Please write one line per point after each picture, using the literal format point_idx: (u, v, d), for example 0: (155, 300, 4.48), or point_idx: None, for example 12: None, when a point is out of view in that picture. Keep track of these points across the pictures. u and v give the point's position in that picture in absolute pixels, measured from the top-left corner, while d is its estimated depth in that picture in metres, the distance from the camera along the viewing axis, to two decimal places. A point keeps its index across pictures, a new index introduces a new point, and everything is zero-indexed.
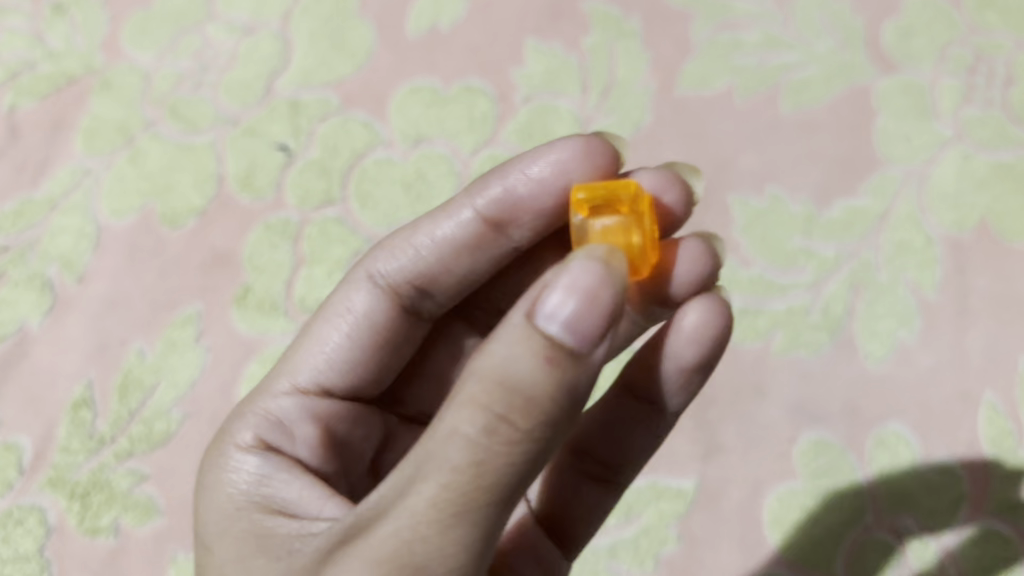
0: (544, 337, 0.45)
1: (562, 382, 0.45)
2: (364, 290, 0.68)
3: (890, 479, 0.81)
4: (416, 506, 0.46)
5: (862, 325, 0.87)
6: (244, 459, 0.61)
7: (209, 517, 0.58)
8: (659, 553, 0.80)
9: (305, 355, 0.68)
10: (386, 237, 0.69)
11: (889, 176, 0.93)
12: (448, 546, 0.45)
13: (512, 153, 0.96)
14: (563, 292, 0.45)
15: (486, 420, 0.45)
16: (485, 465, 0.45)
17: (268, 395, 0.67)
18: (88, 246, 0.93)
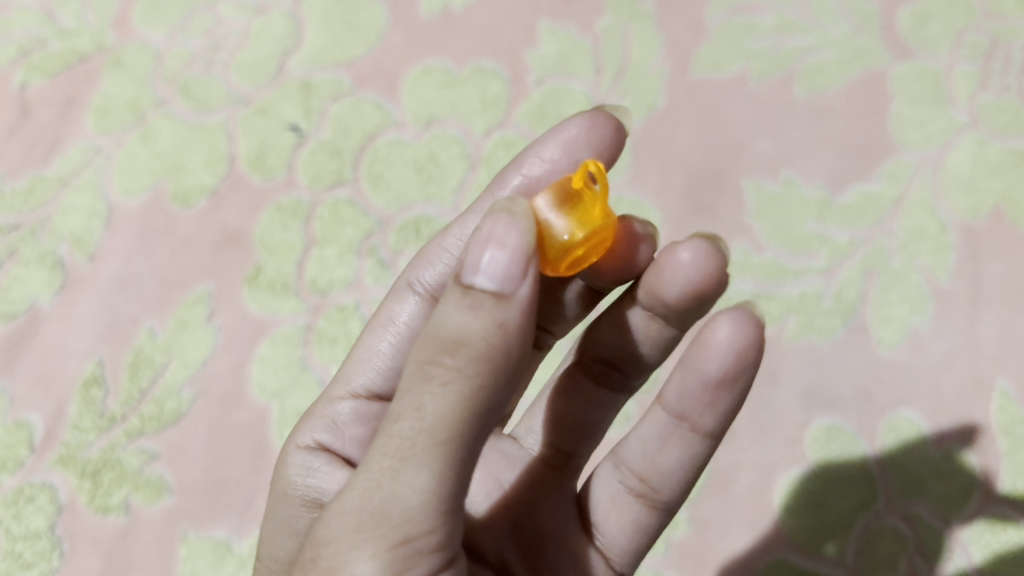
0: (464, 286, 0.43)
1: (485, 323, 0.42)
2: (409, 300, 0.67)
3: (901, 465, 0.81)
4: (379, 459, 0.45)
5: (876, 312, 0.86)
6: (295, 456, 0.64)
7: (275, 509, 0.62)
8: (669, 536, 0.80)
9: (354, 365, 0.67)
10: (426, 246, 0.68)
11: (903, 162, 0.93)
12: (403, 491, 0.44)
13: (524, 134, 0.95)
14: (490, 247, 0.43)
15: (424, 368, 0.44)
16: (426, 412, 0.43)
17: (317, 406, 0.67)
18: (99, 225, 0.93)
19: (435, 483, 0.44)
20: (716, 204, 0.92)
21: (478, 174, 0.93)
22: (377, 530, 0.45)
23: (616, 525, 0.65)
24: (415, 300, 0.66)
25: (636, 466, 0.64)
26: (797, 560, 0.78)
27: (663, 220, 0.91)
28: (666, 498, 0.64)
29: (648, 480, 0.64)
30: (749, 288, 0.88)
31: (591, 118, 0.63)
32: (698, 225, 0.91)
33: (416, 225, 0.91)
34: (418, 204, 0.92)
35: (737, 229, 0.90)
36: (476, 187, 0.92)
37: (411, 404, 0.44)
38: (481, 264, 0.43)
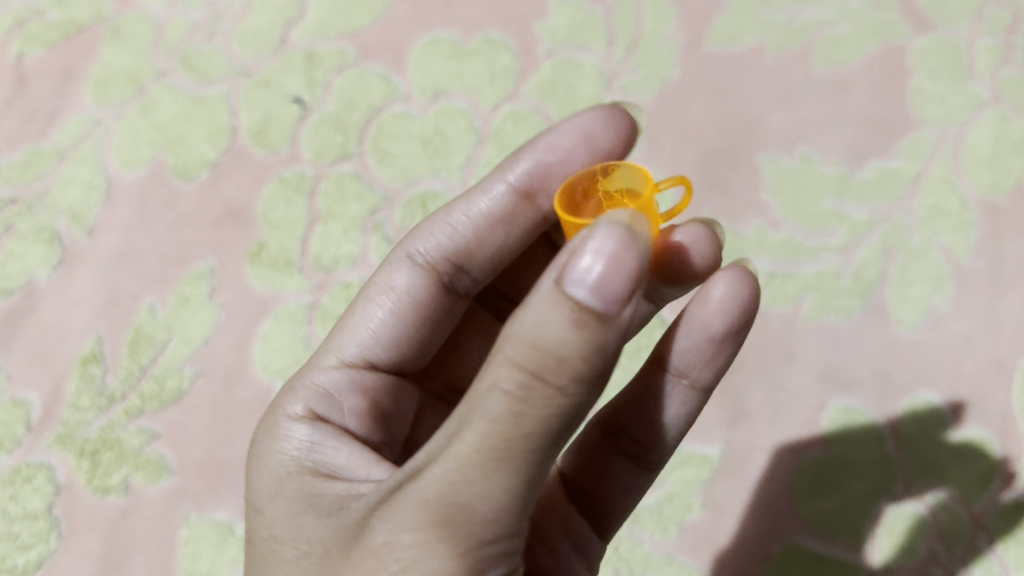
0: (572, 303, 0.42)
1: (592, 344, 0.42)
2: (405, 270, 0.65)
3: (920, 449, 0.78)
4: (455, 454, 0.45)
5: (895, 291, 0.84)
6: (293, 429, 0.57)
7: (262, 481, 0.56)
8: (682, 520, 0.78)
9: (344, 334, 0.64)
10: (424, 218, 0.67)
11: (922, 139, 0.90)
12: (491, 491, 0.44)
13: (534, 108, 0.92)
14: (589, 257, 0.42)
15: (521, 377, 0.43)
16: (523, 419, 0.43)
17: (307, 375, 0.62)
18: (98, 199, 0.91)
19: (520, 482, 0.44)
20: (731, 181, 0.89)
21: (486, 148, 0.91)
22: (460, 526, 0.45)
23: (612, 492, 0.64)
24: (409, 269, 0.65)
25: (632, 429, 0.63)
26: (814, 545, 0.76)
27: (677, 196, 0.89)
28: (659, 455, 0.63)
29: (644, 440, 0.63)
30: (765, 267, 0.85)
31: (610, 109, 0.62)
32: (712, 201, 0.88)
33: (423, 200, 0.88)
34: (425, 179, 0.89)
35: (753, 206, 0.88)
36: (485, 161, 0.90)
37: (505, 408, 0.43)
38: (587, 278, 0.42)
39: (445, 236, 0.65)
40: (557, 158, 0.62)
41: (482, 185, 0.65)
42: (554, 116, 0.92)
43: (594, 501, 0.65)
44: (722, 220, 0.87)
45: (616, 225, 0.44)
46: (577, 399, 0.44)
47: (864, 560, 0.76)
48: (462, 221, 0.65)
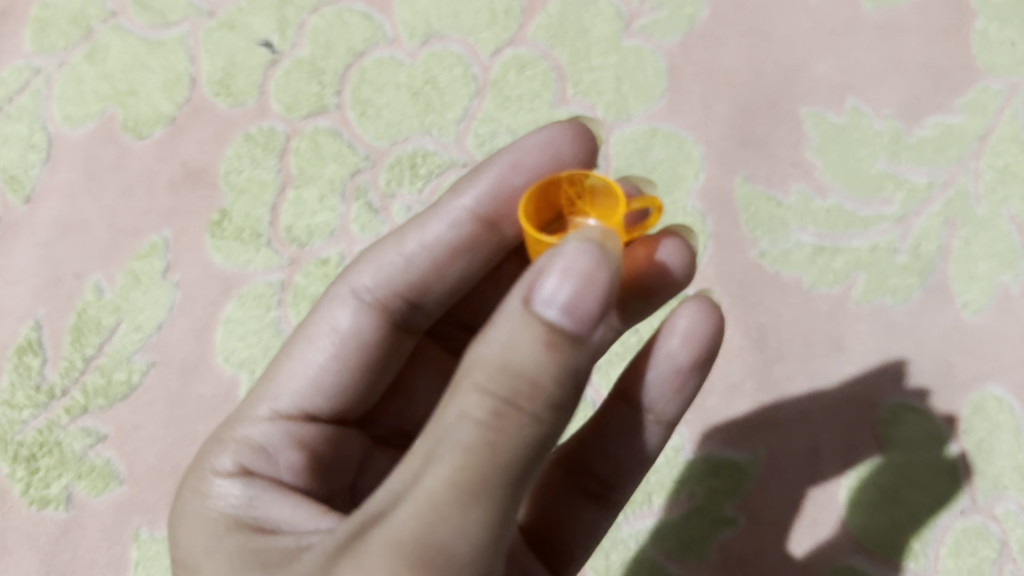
0: (544, 323, 0.37)
1: (567, 365, 0.37)
2: (349, 307, 0.55)
3: (989, 454, 0.67)
4: (423, 495, 0.36)
5: (959, 267, 0.72)
6: (224, 487, 0.48)
7: (190, 546, 0.46)
8: (713, 537, 0.67)
9: (273, 383, 0.54)
10: (368, 248, 0.57)
11: (990, 90, 0.76)
12: (471, 528, 0.36)
13: (541, 53, 0.79)
14: (558, 271, 0.38)
15: (493, 403, 0.37)
16: (499, 453, 0.37)
17: (235, 429, 0.52)
18: (38, 160, 0.78)
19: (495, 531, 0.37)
20: (770, 138, 0.76)
21: (485, 101, 0.78)
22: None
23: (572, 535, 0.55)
24: (353, 306, 0.55)
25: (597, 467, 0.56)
26: (864, 565, 0.66)
27: (706, 156, 0.76)
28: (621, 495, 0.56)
29: (608, 479, 0.56)
30: (809, 240, 0.73)
31: (571, 128, 0.55)
32: (747, 162, 0.76)
33: (411, 161, 0.76)
34: (415, 136, 0.77)
35: (796, 167, 0.75)
36: (483, 115, 0.78)
37: (479, 440, 0.36)
38: (559, 294, 0.37)
39: (394, 267, 0.55)
40: (519, 182, 0.55)
41: (432, 210, 0.55)
42: (564, 63, 0.79)
43: (552, 548, 0.55)
44: (758, 184, 0.75)
45: (581, 239, 0.39)
46: (551, 429, 0.38)
47: None
48: (413, 249, 0.55)
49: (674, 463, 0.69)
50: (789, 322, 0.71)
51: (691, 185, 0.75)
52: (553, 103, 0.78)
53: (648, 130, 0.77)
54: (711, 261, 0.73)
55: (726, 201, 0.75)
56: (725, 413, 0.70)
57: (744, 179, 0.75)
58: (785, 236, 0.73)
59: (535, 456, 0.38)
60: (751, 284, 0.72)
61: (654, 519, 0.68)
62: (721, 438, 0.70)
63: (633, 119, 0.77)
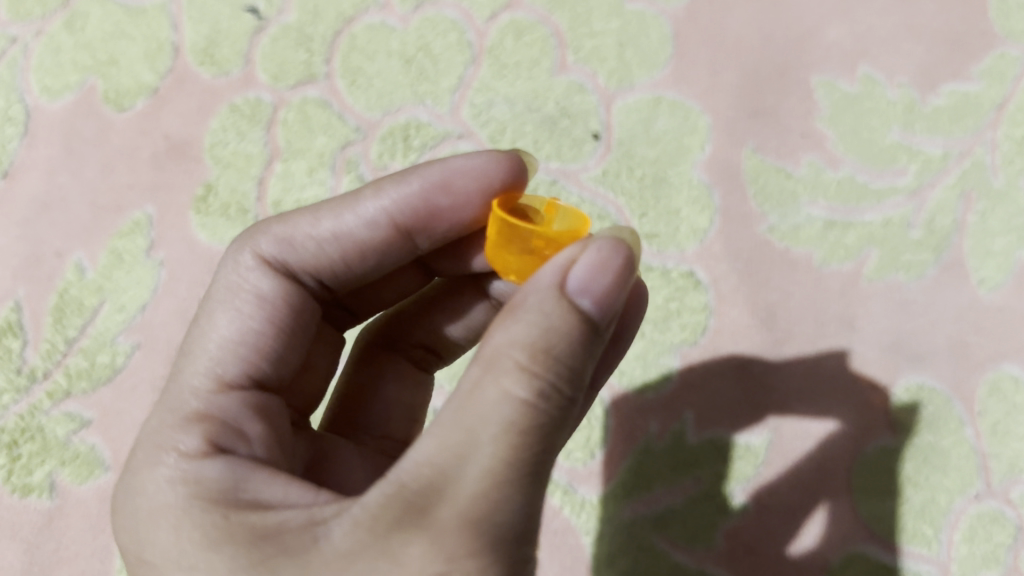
0: (579, 312, 0.38)
1: (594, 351, 0.39)
2: (267, 276, 0.51)
3: (1006, 436, 0.65)
4: (479, 473, 0.36)
5: (975, 242, 0.69)
6: (201, 468, 0.43)
7: (178, 537, 0.41)
8: (719, 525, 0.65)
9: (196, 355, 0.49)
10: (275, 216, 0.53)
11: (1009, 57, 0.73)
12: (522, 503, 0.37)
13: (539, 18, 0.76)
14: (590, 263, 0.39)
15: (540, 385, 0.37)
16: (544, 433, 0.37)
17: (184, 408, 0.47)
18: (16, 133, 0.75)
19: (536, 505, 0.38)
20: (779, 107, 0.73)
21: (481, 69, 0.75)
22: (494, 561, 0.36)
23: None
24: (269, 275, 0.51)
25: None
26: (876, 553, 0.64)
27: (713, 127, 0.73)
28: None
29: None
30: (819, 214, 0.70)
31: (506, 160, 0.51)
32: (755, 132, 0.72)
33: (404, 132, 0.73)
34: (408, 106, 0.74)
35: (806, 138, 0.72)
36: (479, 84, 0.74)
37: (527, 420, 0.36)
38: (591, 285, 0.39)
39: (309, 250, 0.52)
40: (446, 204, 0.51)
41: (345, 201, 0.52)
42: (563, 28, 0.75)
43: None
44: (767, 156, 0.72)
45: (606, 237, 0.41)
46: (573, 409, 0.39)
47: (937, 571, 0.63)
48: (325, 239, 0.52)
49: (679, 447, 0.66)
50: (798, 301, 0.69)
51: (696, 157, 0.72)
52: (553, 70, 0.74)
53: (652, 100, 0.73)
54: (717, 237, 0.70)
55: (733, 173, 0.72)
56: (733, 395, 0.67)
57: (752, 150, 0.72)
58: (794, 210, 0.70)
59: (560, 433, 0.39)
60: (758, 261, 0.70)
61: (656, 504, 0.65)
62: (728, 421, 0.67)
63: (636, 88, 0.74)
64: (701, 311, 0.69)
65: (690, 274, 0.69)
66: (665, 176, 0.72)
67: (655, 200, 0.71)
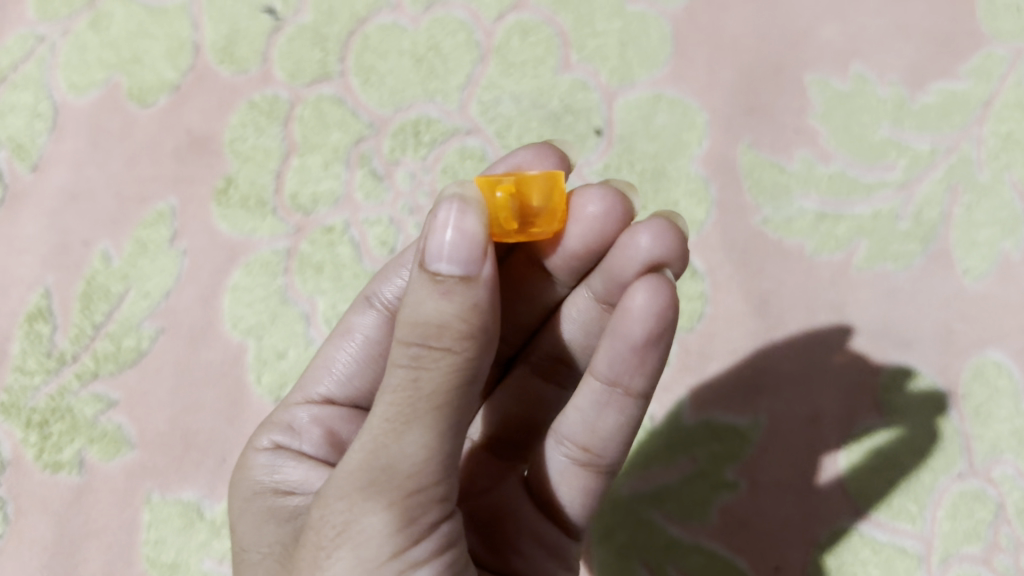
0: (434, 276, 0.41)
1: (464, 305, 0.41)
2: (366, 313, 0.60)
3: (988, 418, 0.68)
4: (371, 429, 0.42)
5: (960, 234, 0.72)
6: (259, 458, 0.55)
7: (237, 505, 0.54)
8: (713, 501, 0.68)
9: (309, 379, 0.60)
10: (389, 261, 0.61)
11: (995, 56, 0.76)
12: (408, 451, 0.41)
13: (544, 19, 0.79)
14: (439, 228, 0.41)
15: (410, 349, 0.41)
16: (420, 389, 0.41)
17: (275, 414, 0.59)
18: (43, 128, 0.78)
19: (434, 447, 0.42)
20: (773, 104, 0.76)
21: (488, 67, 0.78)
22: (381, 497, 0.41)
23: (572, 496, 0.55)
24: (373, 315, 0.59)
25: (574, 437, 0.54)
26: (862, 529, 0.67)
27: (710, 123, 0.76)
28: (614, 461, 0.54)
29: (591, 447, 0.54)
30: (812, 206, 0.73)
31: (537, 155, 0.56)
32: (751, 128, 0.76)
33: (415, 128, 0.76)
34: (418, 103, 0.77)
35: (798, 134, 0.75)
36: (487, 83, 0.78)
37: (402, 382, 0.41)
38: (440, 249, 0.41)
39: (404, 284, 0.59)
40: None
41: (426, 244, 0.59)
42: (568, 28, 0.79)
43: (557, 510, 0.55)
44: (762, 151, 0.75)
45: (463, 195, 0.42)
46: (470, 361, 0.41)
47: (921, 546, 0.66)
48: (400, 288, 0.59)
49: (676, 427, 0.69)
50: (791, 288, 0.72)
51: (695, 152, 0.75)
52: (558, 69, 0.78)
53: (652, 97, 0.77)
54: (714, 228, 0.73)
55: (730, 167, 0.75)
56: (728, 378, 0.70)
57: (748, 145, 0.75)
58: (788, 203, 0.74)
59: (463, 388, 0.42)
60: (753, 251, 0.73)
61: (653, 482, 0.68)
62: (721, 403, 0.70)
63: (637, 86, 0.77)
64: (698, 299, 0.72)
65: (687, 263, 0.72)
66: (664, 170, 0.75)
67: (655, 193, 0.74)
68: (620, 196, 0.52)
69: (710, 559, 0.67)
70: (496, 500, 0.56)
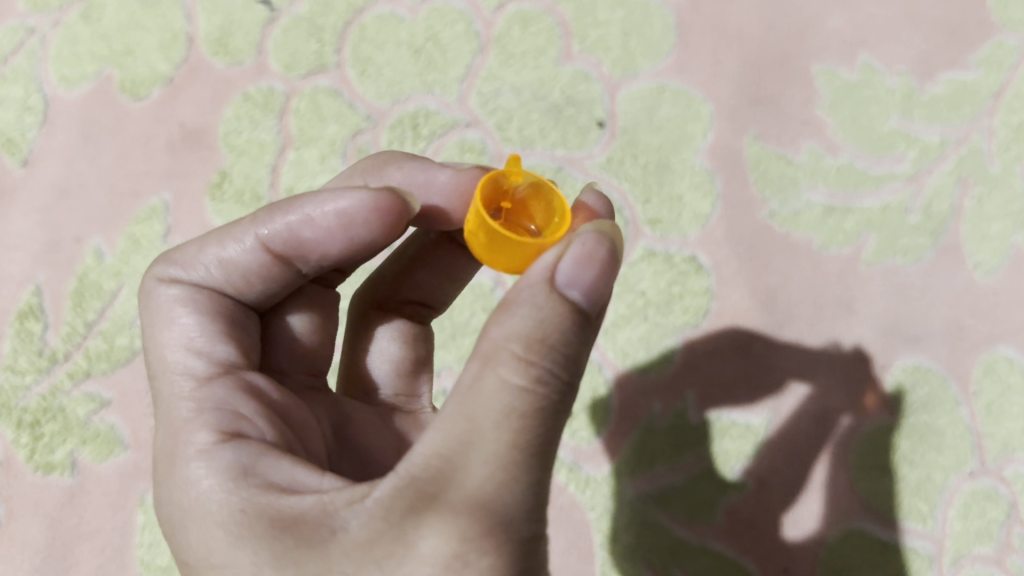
0: (568, 302, 0.38)
1: (586, 339, 0.39)
2: (187, 292, 0.48)
3: (1003, 416, 0.67)
4: (487, 458, 0.36)
5: (971, 228, 0.71)
6: (207, 462, 0.41)
7: (210, 535, 0.40)
8: (720, 501, 0.66)
9: (168, 365, 0.46)
10: (191, 240, 0.50)
11: (1007, 45, 0.74)
12: (530, 486, 0.37)
13: (545, 8, 0.77)
14: (577, 253, 0.39)
15: (541, 371, 0.37)
16: (546, 416, 0.37)
17: (178, 409, 0.44)
18: (34, 122, 0.77)
19: (540, 488, 0.38)
20: (779, 96, 0.74)
21: (488, 58, 0.76)
22: (499, 537, 0.37)
23: None
24: (182, 285, 0.48)
25: None
26: (873, 529, 0.65)
27: (715, 115, 0.74)
28: None
29: None
30: (819, 199, 0.72)
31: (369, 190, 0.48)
32: (757, 120, 0.74)
33: (413, 121, 0.75)
34: (417, 95, 0.75)
35: (807, 124, 0.74)
36: (487, 74, 0.76)
37: (528, 406, 0.37)
38: (579, 275, 0.38)
39: (234, 269, 0.49)
40: (366, 234, 0.48)
41: (227, 228, 0.49)
42: (569, 18, 0.77)
43: None
44: (768, 143, 0.73)
45: (590, 228, 0.40)
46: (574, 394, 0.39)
47: (932, 547, 0.65)
48: (211, 264, 0.49)
49: (683, 425, 0.68)
50: (797, 283, 0.70)
51: (699, 144, 0.74)
52: (559, 60, 0.76)
53: (656, 88, 0.75)
54: (719, 222, 0.72)
55: (736, 159, 0.73)
56: (733, 375, 0.69)
57: (754, 137, 0.74)
58: (795, 196, 0.72)
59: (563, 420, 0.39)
60: (760, 246, 0.71)
61: (658, 482, 0.67)
62: (728, 400, 0.68)
63: (640, 77, 0.75)
64: (703, 295, 0.70)
65: (692, 258, 0.71)
66: (668, 163, 0.73)
67: (658, 186, 0.73)
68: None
69: (716, 560, 0.66)
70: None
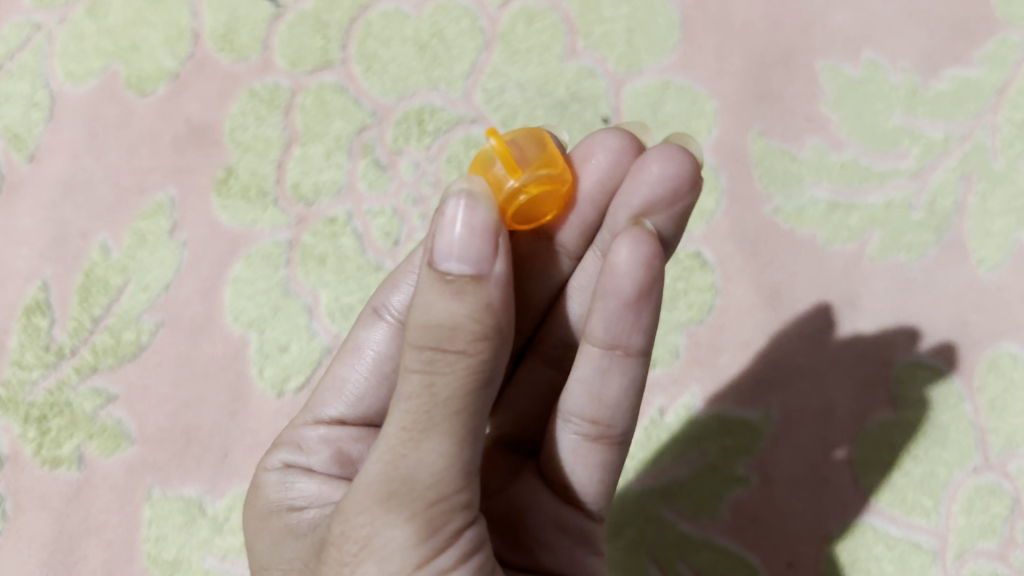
0: (444, 275, 0.39)
1: (477, 307, 0.39)
2: (379, 329, 0.57)
3: (1007, 412, 0.67)
4: (390, 436, 0.40)
5: (974, 224, 0.71)
6: (268, 479, 0.53)
7: (253, 527, 0.52)
8: (724, 496, 0.67)
9: (329, 394, 0.57)
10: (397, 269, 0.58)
11: (1010, 42, 0.74)
12: (428, 458, 0.39)
13: (549, 4, 0.77)
14: (450, 224, 0.40)
15: (426, 351, 0.39)
16: (436, 393, 0.39)
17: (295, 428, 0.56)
18: (40, 118, 0.77)
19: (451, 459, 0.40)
20: (782, 92, 0.75)
21: (493, 54, 0.76)
22: (402, 508, 0.39)
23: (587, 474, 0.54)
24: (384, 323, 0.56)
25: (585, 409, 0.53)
26: (875, 524, 0.66)
27: (720, 111, 0.74)
28: (625, 429, 0.54)
29: (599, 419, 0.53)
30: (824, 196, 0.72)
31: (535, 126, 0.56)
32: (761, 116, 0.74)
33: (418, 117, 0.75)
34: (422, 91, 0.76)
35: (810, 121, 0.74)
36: (492, 70, 0.76)
37: (417, 386, 0.39)
38: (450, 247, 0.39)
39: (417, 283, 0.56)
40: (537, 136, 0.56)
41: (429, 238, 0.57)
42: (574, 15, 0.77)
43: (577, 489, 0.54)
44: (773, 139, 0.73)
45: (463, 190, 0.41)
46: (488, 361, 0.40)
47: (936, 542, 0.65)
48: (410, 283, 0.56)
49: (687, 422, 0.68)
50: (802, 279, 0.71)
51: (704, 141, 0.74)
52: (564, 56, 0.76)
53: (661, 84, 0.75)
54: (724, 218, 0.72)
55: (740, 155, 0.73)
56: (737, 371, 0.69)
57: (758, 133, 0.74)
58: (800, 191, 0.72)
59: (478, 391, 0.40)
60: (764, 242, 0.71)
61: (663, 478, 0.67)
62: (734, 397, 0.68)
63: (645, 73, 0.76)
64: (708, 291, 0.70)
65: (697, 254, 0.71)
66: None
67: None
68: (624, 135, 0.53)
69: (722, 555, 0.66)
70: (514, 497, 0.54)
